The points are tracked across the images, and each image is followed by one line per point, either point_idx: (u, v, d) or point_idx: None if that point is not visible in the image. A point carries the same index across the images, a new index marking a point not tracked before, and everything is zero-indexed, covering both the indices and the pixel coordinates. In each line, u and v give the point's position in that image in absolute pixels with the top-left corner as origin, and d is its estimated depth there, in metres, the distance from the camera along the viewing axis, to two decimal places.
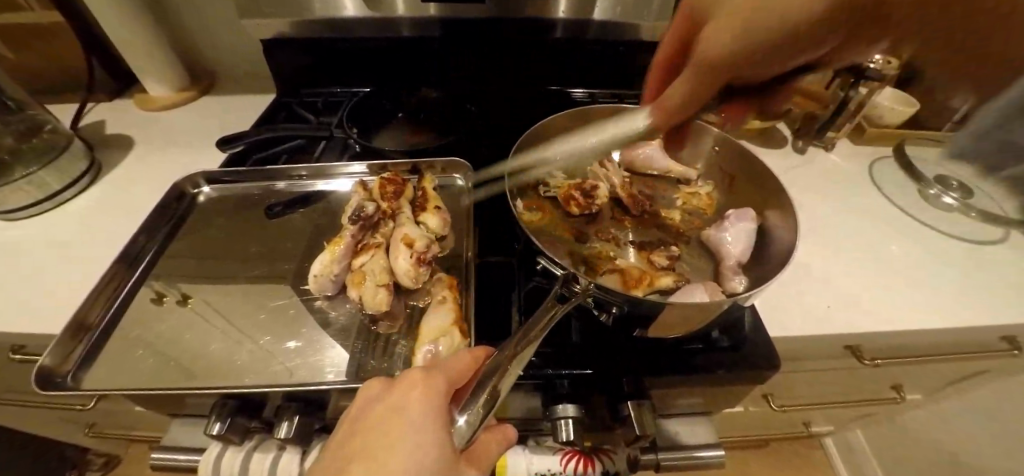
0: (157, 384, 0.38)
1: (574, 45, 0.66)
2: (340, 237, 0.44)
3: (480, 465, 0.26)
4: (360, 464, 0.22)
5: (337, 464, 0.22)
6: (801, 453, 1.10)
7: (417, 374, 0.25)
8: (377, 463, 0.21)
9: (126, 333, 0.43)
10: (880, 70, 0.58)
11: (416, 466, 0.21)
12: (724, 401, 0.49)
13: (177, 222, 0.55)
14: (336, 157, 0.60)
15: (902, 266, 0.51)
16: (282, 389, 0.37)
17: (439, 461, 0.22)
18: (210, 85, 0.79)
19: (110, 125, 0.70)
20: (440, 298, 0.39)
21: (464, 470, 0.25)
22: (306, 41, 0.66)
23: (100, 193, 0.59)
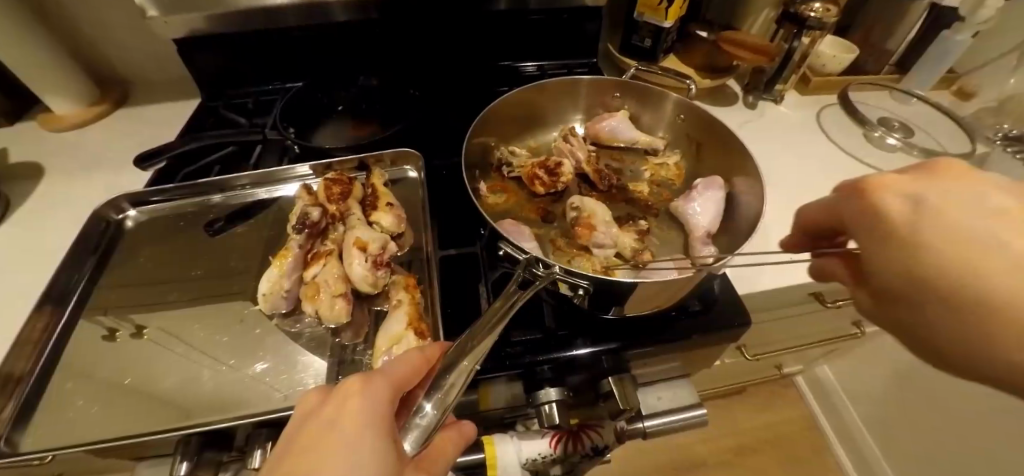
0: (109, 433, 0.35)
1: (518, 18, 0.63)
2: (286, 249, 0.41)
3: (435, 466, 0.25)
4: None
5: None
6: (776, 392, 1.16)
7: (356, 380, 0.23)
8: None
9: (61, 382, 0.38)
10: (820, 18, 0.58)
11: None
12: (702, 360, 0.50)
13: (105, 251, 0.50)
14: (276, 161, 0.56)
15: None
16: (253, 419, 0.34)
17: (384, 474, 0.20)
18: (126, 96, 0.71)
19: (14, 152, 0.62)
20: (397, 301, 0.37)
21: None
22: (223, 38, 0.59)
23: (14, 230, 0.53)
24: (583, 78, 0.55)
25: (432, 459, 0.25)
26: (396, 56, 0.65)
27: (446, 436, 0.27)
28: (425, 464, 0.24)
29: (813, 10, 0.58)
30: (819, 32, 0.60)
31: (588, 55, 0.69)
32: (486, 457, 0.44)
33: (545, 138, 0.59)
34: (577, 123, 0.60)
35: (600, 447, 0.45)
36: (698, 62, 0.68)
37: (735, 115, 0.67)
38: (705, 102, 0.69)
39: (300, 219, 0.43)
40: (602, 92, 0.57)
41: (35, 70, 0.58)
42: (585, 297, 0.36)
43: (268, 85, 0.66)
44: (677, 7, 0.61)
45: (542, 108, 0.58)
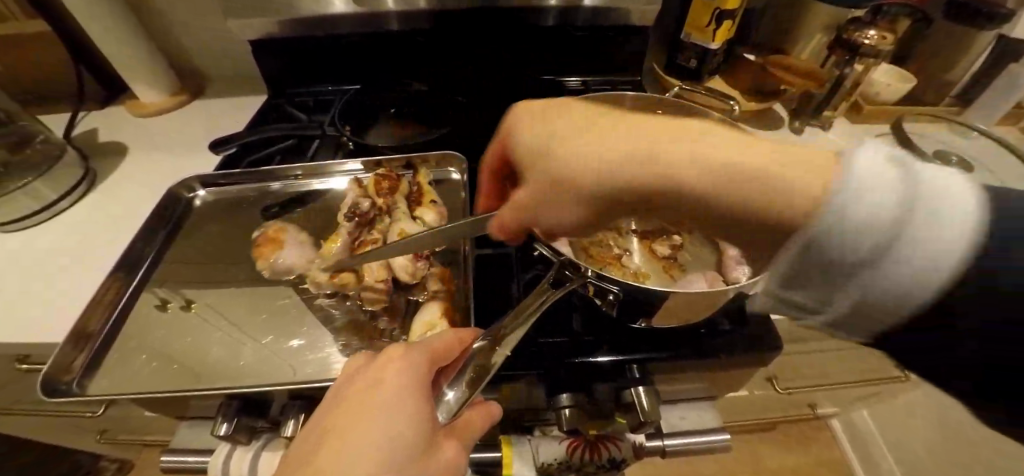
0: (161, 387, 0.39)
1: (564, 33, 0.65)
2: (336, 235, 0.44)
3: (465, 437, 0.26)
4: (336, 436, 0.21)
5: (315, 439, 0.22)
6: (807, 433, 1.10)
7: (397, 351, 0.25)
8: (348, 437, 0.21)
9: (127, 339, 0.43)
10: (875, 46, 0.57)
11: (390, 442, 0.21)
12: (728, 384, 0.49)
13: (174, 226, 0.55)
14: (331, 155, 0.60)
15: None
16: (288, 387, 0.37)
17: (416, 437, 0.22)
18: (201, 88, 0.78)
19: (104, 133, 0.70)
20: (432, 291, 0.40)
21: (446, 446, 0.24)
22: (293, 40, 0.65)
23: (98, 200, 0.59)
24: (625, 95, 0.54)
25: (462, 430, 0.26)
26: (446, 65, 0.68)
27: (476, 412, 0.28)
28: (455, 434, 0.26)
29: (866, 37, 0.57)
30: (872, 59, 0.59)
31: (631, 72, 0.70)
32: (502, 456, 0.44)
33: None
34: None
35: (616, 460, 0.45)
36: (743, 84, 0.68)
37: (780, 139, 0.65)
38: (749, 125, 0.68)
39: (351, 208, 0.46)
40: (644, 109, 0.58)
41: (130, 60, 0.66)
42: (614, 305, 0.37)
43: (326, 84, 0.70)
44: (725, 29, 0.61)
45: None
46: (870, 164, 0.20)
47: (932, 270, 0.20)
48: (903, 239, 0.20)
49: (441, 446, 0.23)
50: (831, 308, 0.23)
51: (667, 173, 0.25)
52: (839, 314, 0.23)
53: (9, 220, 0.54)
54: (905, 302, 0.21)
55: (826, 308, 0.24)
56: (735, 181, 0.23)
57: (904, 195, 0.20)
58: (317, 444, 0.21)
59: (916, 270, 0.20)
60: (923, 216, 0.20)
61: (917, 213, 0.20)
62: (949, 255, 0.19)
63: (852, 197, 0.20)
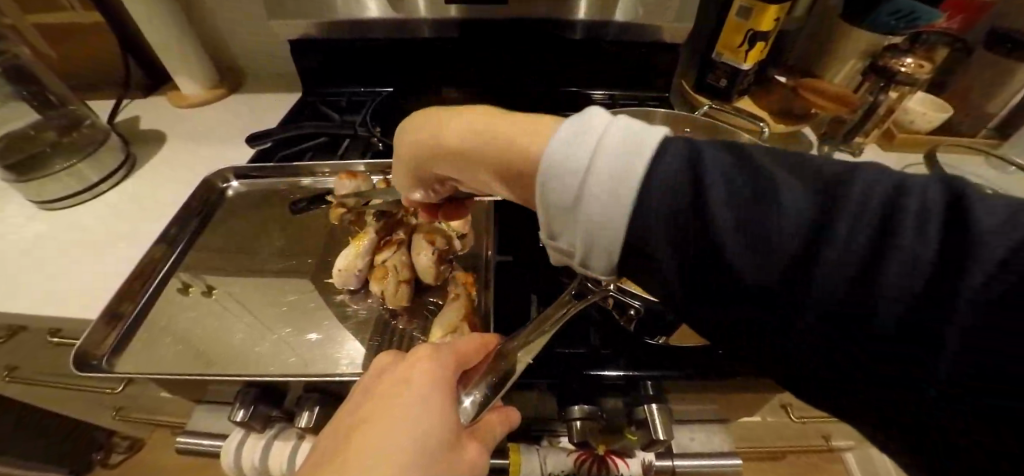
0: (184, 370, 0.40)
1: (594, 47, 0.66)
2: (364, 233, 0.45)
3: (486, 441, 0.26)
4: (365, 431, 0.21)
5: (344, 433, 0.22)
6: (819, 466, 1.06)
7: (426, 350, 0.25)
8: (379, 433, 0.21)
9: (155, 320, 0.45)
10: (911, 74, 0.57)
11: (420, 440, 0.21)
12: (741, 408, 0.49)
13: (206, 214, 0.57)
14: (359, 155, 0.61)
15: None
16: (307, 379, 0.38)
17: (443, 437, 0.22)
18: (238, 83, 0.81)
19: (145, 121, 0.73)
20: (453, 294, 0.39)
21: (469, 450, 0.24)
22: (330, 42, 0.67)
23: (135, 185, 0.62)
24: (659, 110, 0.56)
25: (484, 434, 0.26)
26: (476, 72, 0.70)
27: (496, 417, 0.28)
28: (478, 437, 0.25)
29: (903, 65, 0.57)
30: (908, 88, 0.58)
31: (659, 88, 0.70)
32: (509, 463, 0.44)
33: None
34: None
35: None
36: (772, 106, 0.67)
37: None
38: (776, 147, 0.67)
39: (379, 207, 0.47)
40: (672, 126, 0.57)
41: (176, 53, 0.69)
42: (634, 319, 0.37)
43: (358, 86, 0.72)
44: (757, 50, 0.61)
45: None
46: (577, 126, 0.22)
47: (619, 210, 0.21)
48: (603, 183, 0.21)
49: (465, 448, 0.23)
50: (585, 252, 0.23)
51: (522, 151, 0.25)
52: (604, 263, 0.23)
53: (54, 199, 0.57)
54: (608, 245, 0.22)
55: (573, 254, 0.24)
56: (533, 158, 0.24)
57: (593, 147, 0.21)
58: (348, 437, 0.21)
59: (600, 210, 0.21)
60: (612, 162, 0.21)
61: (594, 161, 0.21)
62: (619, 195, 0.20)
63: (559, 153, 0.22)
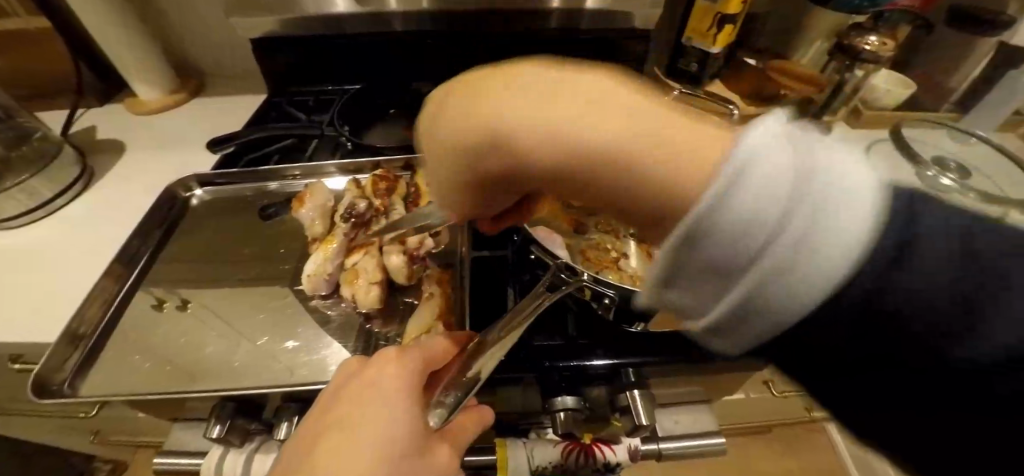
0: (152, 388, 0.39)
1: (565, 36, 0.65)
2: (331, 237, 0.44)
3: (458, 442, 0.26)
4: (329, 437, 0.21)
5: (308, 441, 0.22)
6: (804, 437, 1.09)
7: (391, 353, 0.24)
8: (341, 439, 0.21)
9: (120, 340, 0.43)
10: (876, 52, 0.57)
11: (380, 444, 0.21)
12: (724, 389, 0.49)
13: (170, 225, 0.55)
14: (330, 156, 0.59)
15: None
16: (282, 389, 0.37)
17: (406, 442, 0.22)
18: (201, 86, 0.78)
19: (102, 130, 0.70)
20: (428, 294, 0.39)
21: (438, 450, 0.23)
22: (293, 40, 0.65)
23: (95, 198, 0.59)
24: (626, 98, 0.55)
25: (455, 434, 0.26)
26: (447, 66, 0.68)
27: (469, 417, 0.28)
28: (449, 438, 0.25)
29: (868, 43, 0.57)
30: (873, 65, 0.59)
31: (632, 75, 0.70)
32: (497, 458, 0.44)
33: None
34: None
35: (611, 464, 0.45)
36: (744, 88, 0.67)
37: None
38: None
39: (348, 209, 0.46)
40: None
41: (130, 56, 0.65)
42: (610, 308, 0.37)
43: (328, 85, 0.70)
44: (727, 33, 0.61)
45: None
46: (760, 141, 0.15)
47: (829, 270, 0.16)
48: (801, 229, 0.15)
49: (433, 450, 0.23)
50: (725, 318, 0.18)
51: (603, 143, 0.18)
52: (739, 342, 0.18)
53: (6, 217, 0.54)
54: (770, 322, 0.17)
55: (698, 317, 0.19)
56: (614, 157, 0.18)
57: (789, 183, 0.15)
58: (312, 444, 0.21)
59: (778, 292, 0.16)
60: (801, 224, 0.15)
61: (793, 223, 0.15)
62: (814, 271, 0.16)
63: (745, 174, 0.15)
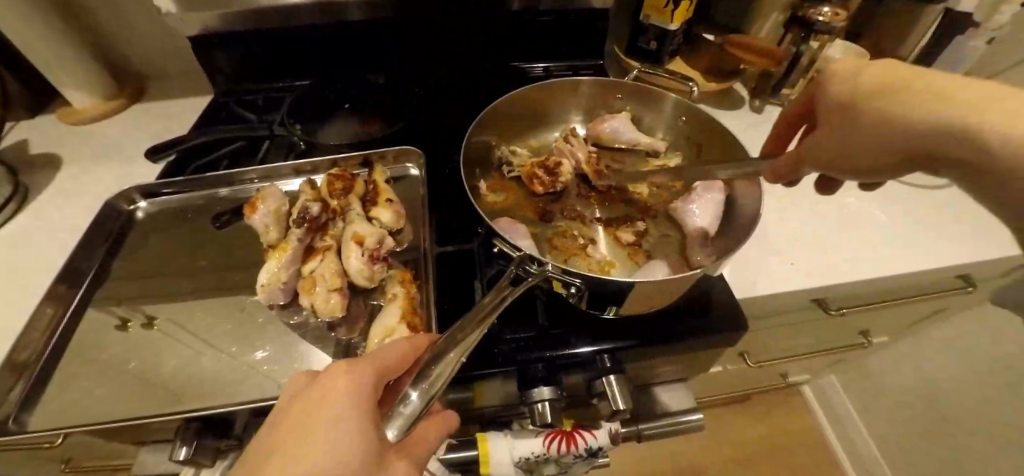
0: (114, 415, 0.36)
1: (526, 20, 0.64)
2: (286, 243, 0.42)
3: (415, 453, 0.25)
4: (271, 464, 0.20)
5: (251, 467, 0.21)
6: (782, 400, 1.14)
7: (342, 364, 0.23)
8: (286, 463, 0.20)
9: (71, 366, 0.40)
10: (829, 22, 0.57)
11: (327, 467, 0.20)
12: (700, 364, 0.50)
13: (116, 241, 0.51)
14: (282, 158, 0.57)
15: (841, 216, 0.53)
16: (248, 406, 0.35)
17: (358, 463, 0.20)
18: (142, 91, 0.73)
19: (34, 144, 0.64)
20: (391, 295, 0.38)
21: (392, 464, 0.23)
22: (235, 36, 0.60)
23: (31, 219, 0.55)
24: (585, 79, 0.54)
25: (413, 446, 0.25)
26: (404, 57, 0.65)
27: (430, 424, 0.28)
28: (406, 451, 0.25)
29: (821, 14, 0.57)
30: (826, 36, 0.60)
31: (595, 57, 0.69)
32: (480, 453, 0.44)
33: (546, 138, 0.58)
34: (578, 124, 0.59)
35: (593, 448, 0.45)
36: (704, 66, 0.68)
37: (743, 119, 0.66)
38: (711, 105, 0.68)
39: (301, 213, 0.44)
40: (604, 93, 0.56)
41: (56, 61, 0.60)
42: (579, 296, 0.36)
43: (279, 82, 0.67)
44: (683, 9, 0.60)
45: (546, 107, 0.57)
46: None
47: None
48: None
49: (388, 465, 0.22)
50: None
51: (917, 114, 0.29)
52: None
53: None
54: None
55: None
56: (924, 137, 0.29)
57: None
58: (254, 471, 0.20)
59: None
60: None
61: None
62: None
63: None
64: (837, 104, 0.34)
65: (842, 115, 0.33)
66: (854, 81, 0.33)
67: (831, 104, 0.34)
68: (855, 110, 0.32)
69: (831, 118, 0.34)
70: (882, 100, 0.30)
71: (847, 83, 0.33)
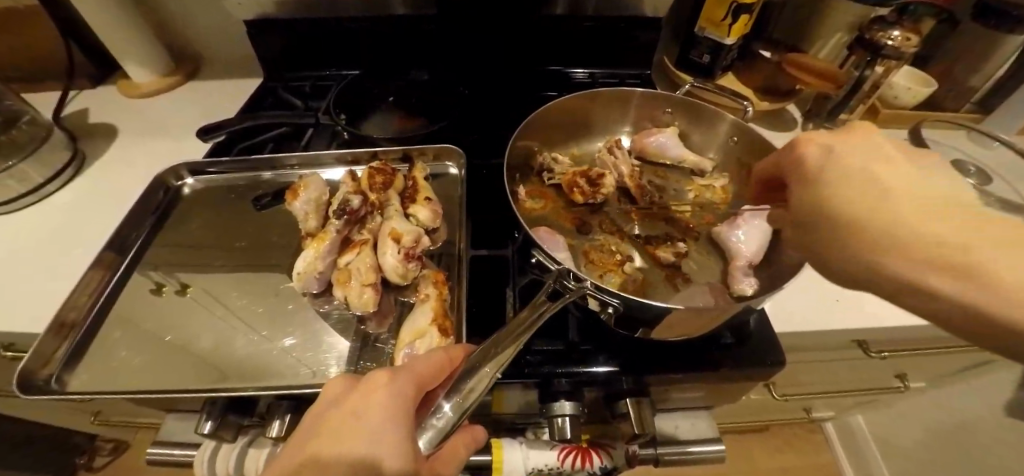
0: (145, 384, 0.37)
1: (574, 23, 0.63)
2: (325, 233, 0.43)
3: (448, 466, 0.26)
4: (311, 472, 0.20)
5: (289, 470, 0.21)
6: (799, 434, 1.10)
7: (383, 373, 0.24)
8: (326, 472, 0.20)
9: (112, 331, 0.41)
10: (898, 47, 0.54)
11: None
12: (725, 394, 0.48)
13: (163, 213, 0.53)
14: (324, 145, 0.58)
15: None
16: (273, 392, 0.35)
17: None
18: (194, 70, 0.75)
19: (94, 114, 0.67)
20: (424, 295, 0.38)
21: None
22: (289, 23, 0.62)
23: (86, 185, 0.57)
24: (635, 91, 0.53)
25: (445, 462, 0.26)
26: (449, 53, 0.65)
27: (458, 438, 0.28)
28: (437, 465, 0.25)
29: (890, 38, 0.54)
30: (894, 62, 0.56)
31: (642, 66, 0.67)
32: (492, 459, 0.43)
33: (589, 147, 0.57)
34: (623, 135, 0.58)
35: (608, 468, 0.44)
36: (757, 84, 0.66)
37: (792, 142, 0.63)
38: (761, 125, 0.65)
39: (341, 205, 0.44)
40: (652, 106, 0.54)
41: (119, 35, 0.62)
42: (613, 316, 0.35)
43: (325, 70, 0.68)
44: (741, 24, 0.58)
45: (591, 116, 0.56)
46: None
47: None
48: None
49: None
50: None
51: (893, 210, 0.24)
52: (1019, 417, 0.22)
53: None
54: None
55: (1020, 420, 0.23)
56: (934, 231, 0.23)
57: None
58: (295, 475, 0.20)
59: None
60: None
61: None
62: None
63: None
64: (860, 209, 0.25)
65: (889, 215, 0.24)
66: (879, 176, 0.26)
67: (855, 206, 0.26)
68: (840, 192, 0.27)
69: (859, 220, 0.25)
70: (863, 194, 0.26)
71: (855, 176, 0.27)
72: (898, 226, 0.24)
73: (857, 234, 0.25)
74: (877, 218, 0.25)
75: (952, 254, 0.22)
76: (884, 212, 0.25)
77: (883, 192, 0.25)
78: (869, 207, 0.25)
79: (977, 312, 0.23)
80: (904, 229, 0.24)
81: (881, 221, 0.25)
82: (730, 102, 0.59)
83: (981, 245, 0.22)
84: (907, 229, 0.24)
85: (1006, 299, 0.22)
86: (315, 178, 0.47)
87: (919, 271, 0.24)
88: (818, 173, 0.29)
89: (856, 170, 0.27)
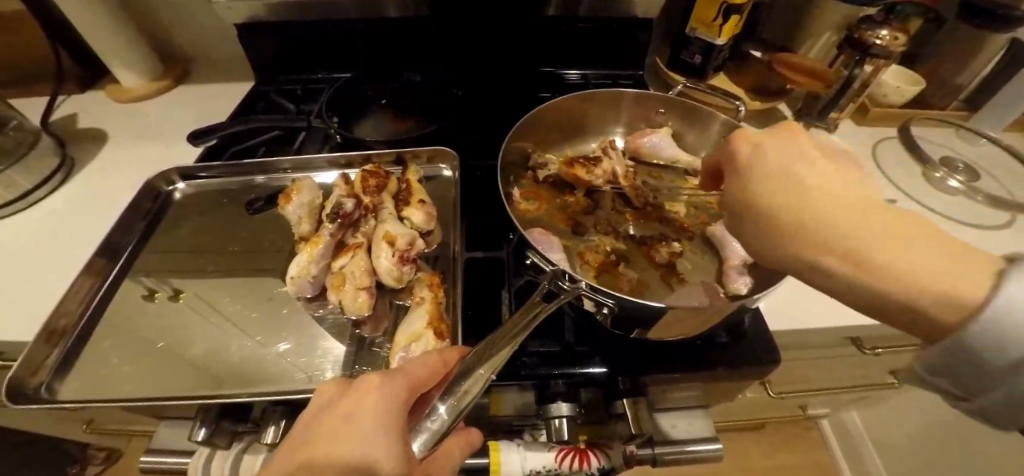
0: (137, 392, 0.37)
1: (566, 24, 0.63)
2: (318, 237, 0.42)
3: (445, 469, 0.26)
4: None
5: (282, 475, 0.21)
6: (796, 431, 1.10)
7: (376, 376, 0.23)
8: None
9: (103, 338, 0.41)
10: (887, 46, 0.55)
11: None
12: (721, 393, 0.48)
13: (154, 218, 0.53)
14: (318, 148, 0.58)
15: None
16: (268, 398, 0.35)
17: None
18: (185, 73, 0.75)
19: (83, 119, 0.67)
20: (419, 298, 0.37)
21: None
22: (280, 27, 0.62)
23: (75, 191, 0.56)
24: (628, 92, 0.53)
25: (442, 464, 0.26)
26: (442, 55, 0.65)
27: (454, 442, 0.28)
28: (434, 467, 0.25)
29: (879, 37, 0.54)
30: (883, 61, 0.57)
31: (635, 67, 0.67)
32: (491, 462, 0.43)
33: (583, 148, 0.58)
34: (617, 136, 0.58)
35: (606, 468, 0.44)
36: (748, 83, 0.66)
37: None
38: (753, 125, 0.66)
39: (334, 208, 0.44)
40: (645, 106, 0.55)
41: (107, 38, 0.62)
42: (608, 316, 0.35)
43: (317, 73, 0.68)
44: (733, 24, 0.59)
45: (585, 117, 0.56)
46: None
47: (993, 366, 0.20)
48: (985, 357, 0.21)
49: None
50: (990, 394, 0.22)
51: (810, 201, 0.25)
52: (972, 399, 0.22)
53: None
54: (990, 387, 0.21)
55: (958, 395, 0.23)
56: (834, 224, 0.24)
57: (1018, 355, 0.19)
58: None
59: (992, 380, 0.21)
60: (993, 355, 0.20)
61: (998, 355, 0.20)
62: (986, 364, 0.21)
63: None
64: (779, 202, 0.27)
65: (793, 212, 0.26)
66: (795, 175, 0.27)
67: (775, 203, 0.27)
68: (758, 185, 0.28)
69: (776, 214, 0.27)
70: (775, 191, 0.27)
71: (773, 169, 0.28)
72: (800, 211, 0.25)
73: (779, 223, 0.26)
74: (793, 208, 0.26)
75: (849, 243, 0.23)
76: (790, 207, 0.26)
77: (800, 183, 0.26)
78: (786, 200, 0.26)
79: (891, 304, 0.23)
80: (809, 216, 0.25)
81: (791, 211, 0.26)
82: (723, 103, 0.59)
83: (872, 238, 0.23)
84: (803, 219, 0.25)
85: (906, 291, 0.22)
86: (308, 182, 0.47)
87: (817, 258, 0.24)
88: (744, 170, 0.30)
89: (782, 165, 0.28)
